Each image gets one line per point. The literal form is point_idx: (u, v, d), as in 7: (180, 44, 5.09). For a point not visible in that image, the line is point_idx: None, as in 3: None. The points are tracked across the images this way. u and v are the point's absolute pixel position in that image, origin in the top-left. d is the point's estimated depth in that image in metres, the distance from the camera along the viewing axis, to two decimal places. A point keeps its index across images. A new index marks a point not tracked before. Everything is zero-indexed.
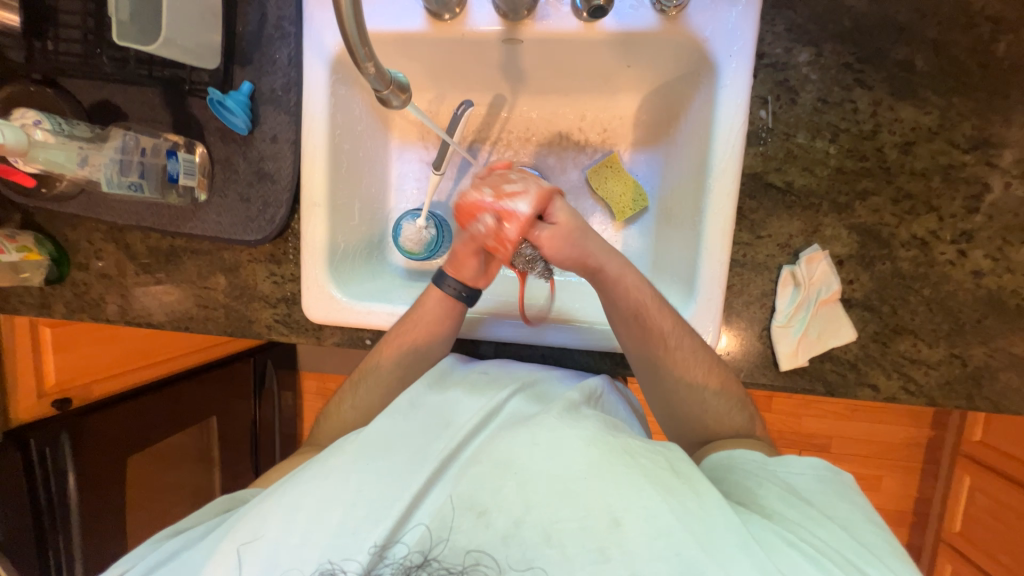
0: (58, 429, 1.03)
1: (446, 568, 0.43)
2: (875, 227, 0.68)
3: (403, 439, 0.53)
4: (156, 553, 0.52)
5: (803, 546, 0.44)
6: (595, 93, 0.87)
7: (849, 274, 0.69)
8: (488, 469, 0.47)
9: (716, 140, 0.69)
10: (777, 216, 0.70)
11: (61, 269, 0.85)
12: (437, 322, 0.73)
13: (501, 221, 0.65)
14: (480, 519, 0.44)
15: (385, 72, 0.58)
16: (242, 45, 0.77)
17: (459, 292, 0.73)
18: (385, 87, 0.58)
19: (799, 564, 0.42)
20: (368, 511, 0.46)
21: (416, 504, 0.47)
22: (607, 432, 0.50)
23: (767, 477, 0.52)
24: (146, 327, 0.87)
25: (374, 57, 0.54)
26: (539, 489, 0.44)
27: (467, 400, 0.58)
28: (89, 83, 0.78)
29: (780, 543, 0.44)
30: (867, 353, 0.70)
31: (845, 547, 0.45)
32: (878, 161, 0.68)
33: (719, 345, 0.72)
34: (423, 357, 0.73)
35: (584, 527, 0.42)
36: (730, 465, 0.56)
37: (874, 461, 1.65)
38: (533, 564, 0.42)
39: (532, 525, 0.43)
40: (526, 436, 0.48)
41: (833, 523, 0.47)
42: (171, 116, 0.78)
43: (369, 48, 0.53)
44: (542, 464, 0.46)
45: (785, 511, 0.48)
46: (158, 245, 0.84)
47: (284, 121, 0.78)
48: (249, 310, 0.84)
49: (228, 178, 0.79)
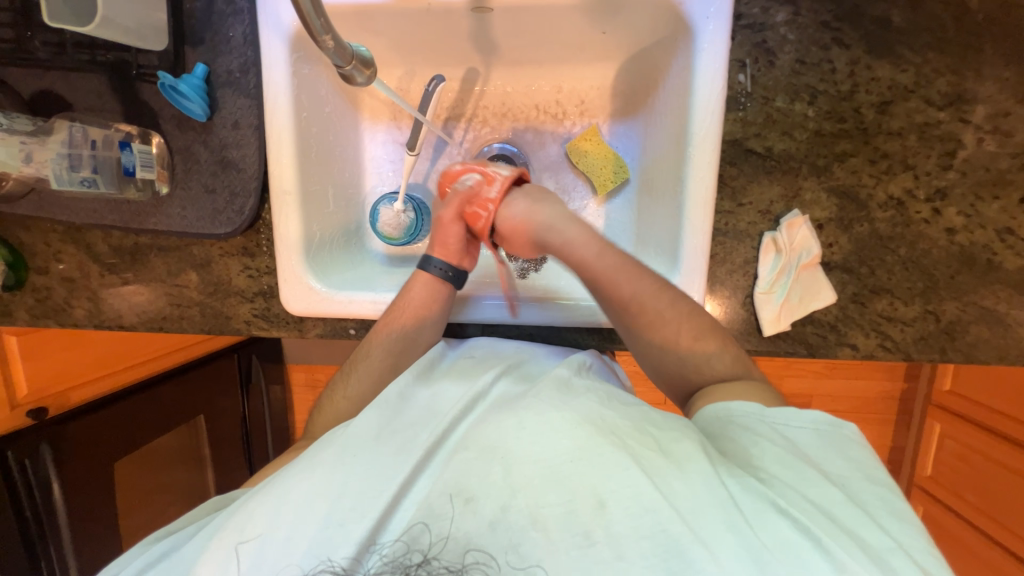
0: (37, 440, 1.01)
1: (446, 566, 0.42)
2: (853, 189, 0.69)
3: (391, 431, 0.52)
4: (147, 554, 0.51)
5: (792, 513, 0.43)
6: (571, 63, 0.84)
7: (829, 237, 0.70)
8: (475, 455, 0.47)
9: (696, 106, 0.67)
10: (757, 182, 0.70)
11: (18, 274, 0.81)
12: (426, 305, 0.72)
13: (484, 180, 0.73)
14: (468, 507, 0.44)
15: (346, 45, 0.54)
16: (192, 24, 0.71)
17: (446, 273, 0.74)
18: (347, 62, 0.55)
19: (783, 533, 0.42)
20: (355, 503, 0.46)
21: (403, 495, 0.47)
22: (597, 411, 0.49)
23: (762, 434, 0.51)
24: (117, 330, 0.83)
25: (332, 29, 0.50)
26: (525, 474, 0.45)
27: (451, 388, 0.58)
28: (26, 72, 0.71)
29: (766, 511, 0.43)
30: (846, 314, 0.71)
31: (838, 510, 0.44)
32: (856, 123, 0.67)
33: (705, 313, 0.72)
34: (412, 341, 0.71)
35: (570, 510, 0.43)
36: (727, 420, 0.54)
37: (852, 415, 1.73)
38: (520, 549, 0.42)
39: (519, 510, 0.43)
40: (511, 422, 0.48)
41: (826, 482, 0.45)
42: (121, 104, 0.73)
43: (325, 19, 0.48)
44: (527, 449, 0.46)
45: (777, 471, 0.47)
46: (122, 243, 0.80)
47: (245, 105, 0.73)
48: (225, 307, 0.81)
49: (189, 169, 0.75)
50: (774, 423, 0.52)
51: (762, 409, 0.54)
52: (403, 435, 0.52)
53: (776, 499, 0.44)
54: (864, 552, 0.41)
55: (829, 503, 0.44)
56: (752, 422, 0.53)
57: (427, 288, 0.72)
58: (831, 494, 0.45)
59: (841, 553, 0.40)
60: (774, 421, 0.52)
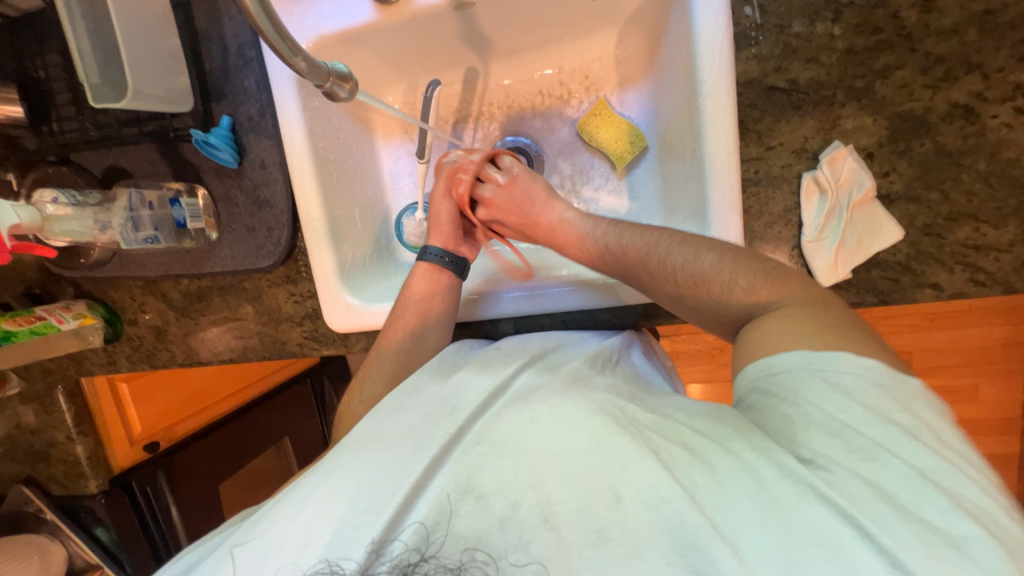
0: (154, 469, 1.16)
1: (444, 564, 0.45)
2: (906, 107, 0.60)
3: (404, 428, 0.57)
4: (182, 563, 0.56)
5: (832, 497, 0.43)
6: (567, 40, 0.82)
7: (883, 166, 0.61)
8: (488, 450, 0.51)
9: (699, 52, 0.62)
10: (786, 121, 0.63)
11: (115, 327, 0.93)
12: (428, 297, 0.77)
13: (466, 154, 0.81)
14: (480, 502, 0.48)
15: (321, 64, 0.57)
16: (215, 81, 0.79)
17: (444, 258, 0.79)
18: (325, 79, 0.57)
19: (821, 520, 0.42)
20: (370, 504, 0.50)
21: (419, 492, 0.50)
22: (612, 404, 0.54)
23: (810, 396, 0.48)
24: (198, 364, 0.94)
25: (301, 51, 0.52)
26: (536, 467, 0.48)
27: (476, 379, 0.62)
28: (95, 154, 0.82)
29: (808, 500, 0.43)
30: (919, 250, 0.62)
31: (892, 484, 0.42)
32: (896, 30, 0.59)
33: None
34: (420, 337, 0.75)
35: (582, 508, 0.46)
36: (766, 378, 0.52)
37: (965, 369, 1.52)
38: (529, 547, 0.45)
39: (529, 507, 0.47)
40: (524, 416, 0.53)
41: (884, 457, 0.43)
42: (169, 165, 0.81)
43: (292, 43, 0.50)
44: (540, 443, 0.50)
45: (828, 448, 0.45)
46: (189, 288, 0.89)
47: (268, 145, 0.79)
48: (279, 333, 0.88)
49: (232, 213, 0.82)
50: (823, 374, 0.48)
51: (811, 360, 0.50)
52: (422, 431, 0.56)
53: (818, 481, 0.43)
54: (921, 535, 0.39)
55: (884, 482, 0.42)
56: (799, 378, 0.49)
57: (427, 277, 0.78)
58: (886, 467, 0.43)
59: (895, 542, 0.40)
60: (825, 376, 0.48)
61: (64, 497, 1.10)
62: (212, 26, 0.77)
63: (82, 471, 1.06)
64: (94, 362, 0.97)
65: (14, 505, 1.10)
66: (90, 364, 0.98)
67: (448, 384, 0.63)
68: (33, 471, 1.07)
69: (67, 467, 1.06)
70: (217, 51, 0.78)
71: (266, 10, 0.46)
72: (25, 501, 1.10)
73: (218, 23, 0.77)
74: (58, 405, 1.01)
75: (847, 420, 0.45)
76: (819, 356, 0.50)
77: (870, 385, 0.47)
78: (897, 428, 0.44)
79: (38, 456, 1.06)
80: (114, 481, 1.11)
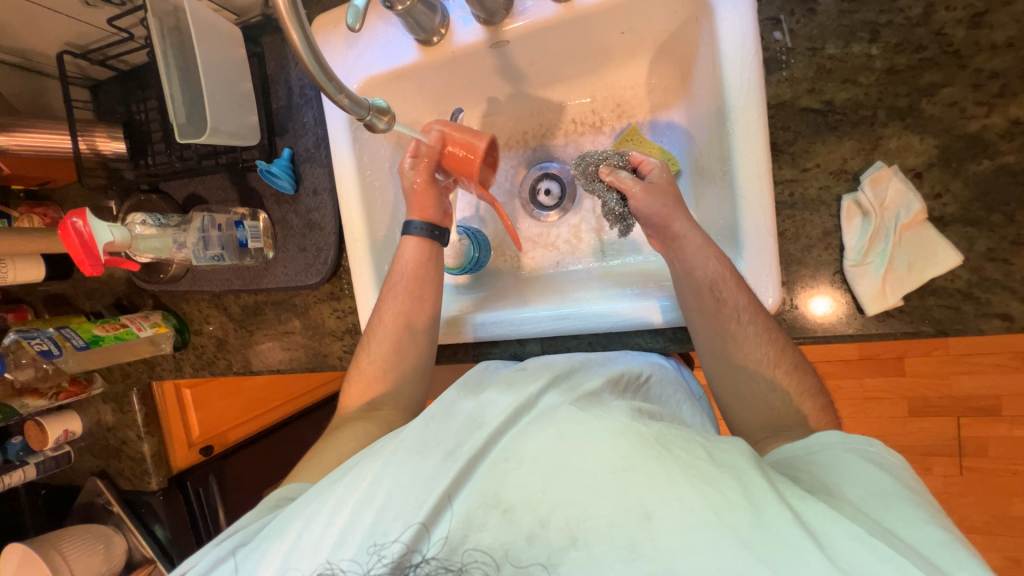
0: (206, 472, 1.25)
1: (444, 565, 0.48)
2: (957, 126, 0.56)
3: (436, 439, 0.57)
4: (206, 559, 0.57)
5: (875, 542, 0.42)
6: (600, 71, 0.83)
7: (934, 186, 0.57)
8: (516, 465, 0.51)
9: (728, 78, 0.62)
10: (822, 142, 0.61)
11: (184, 336, 1.04)
12: (409, 296, 0.79)
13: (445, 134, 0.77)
14: (506, 515, 0.49)
15: (362, 99, 0.59)
16: (279, 118, 0.88)
17: (429, 231, 0.81)
18: (366, 112, 0.59)
19: (864, 559, 0.41)
20: (399, 511, 0.51)
21: (445, 504, 0.51)
22: (635, 422, 0.53)
23: (843, 464, 0.52)
24: (251, 374, 1.02)
25: (345, 88, 0.55)
26: (564, 485, 0.49)
27: (499, 398, 0.61)
28: (178, 183, 0.94)
29: (847, 541, 0.42)
30: (982, 277, 0.57)
31: (929, 545, 0.42)
32: (941, 48, 0.56)
33: (825, 310, 0.62)
34: (407, 334, 0.79)
35: (611, 523, 0.46)
36: (802, 455, 0.56)
37: None
38: (559, 567, 0.46)
39: (558, 525, 0.47)
40: (551, 432, 0.52)
41: (924, 521, 0.44)
42: (237, 193, 0.91)
43: (337, 81, 0.54)
44: (570, 458, 0.50)
45: (864, 506, 0.47)
46: (247, 303, 0.98)
47: (321, 174, 0.88)
48: (322, 346, 0.94)
49: (287, 234, 0.90)
50: (854, 450, 0.53)
51: (842, 437, 0.55)
52: (447, 442, 0.56)
53: (857, 527, 0.43)
54: None
55: (922, 543, 0.43)
56: (832, 452, 0.54)
57: (437, 275, 0.81)
58: (926, 531, 0.44)
59: None
60: (856, 452, 0.53)
61: (130, 492, 1.20)
62: (280, 71, 0.87)
63: (146, 469, 1.15)
64: (164, 367, 1.08)
65: (87, 497, 1.21)
66: (161, 369, 1.09)
67: (480, 401, 0.62)
68: (107, 465, 1.18)
69: (133, 464, 1.16)
70: (283, 92, 0.88)
71: (313, 50, 0.49)
72: (97, 494, 1.20)
73: (285, 68, 0.87)
74: (131, 403, 1.11)
75: (882, 487, 0.48)
76: (851, 438, 0.55)
77: (902, 473, 0.51)
78: (921, 505, 0.47)
79: (111, 452, 1.17)
80: (173, 481, 1.19)
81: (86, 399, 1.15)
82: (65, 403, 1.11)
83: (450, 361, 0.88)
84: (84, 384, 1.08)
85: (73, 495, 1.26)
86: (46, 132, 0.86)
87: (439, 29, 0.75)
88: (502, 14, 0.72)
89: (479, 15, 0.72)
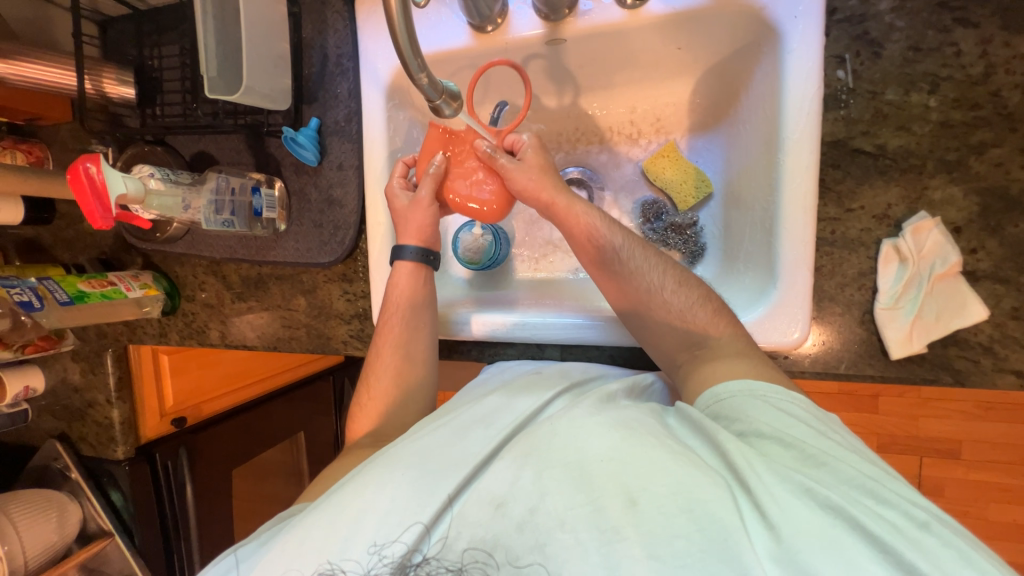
0: (178, 445, 1.18)
1: (446, 566, 0.46)
2: (1000, 185, 0.58)
3: (441, 446, 0.55)
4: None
5: (818, 492, 0.44)
6: (648, 83, 0.82)
7: (971, 242, 0.59)
8: (510, 462, 0.51)
9: (788, 108, 0.62)
10: (870, 185, 0.62)
11: (174, 301, 0.98)
12: (409, 296, 0.76)
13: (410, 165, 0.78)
14: (499, 509, 0.48)
15: (437, 81, 0.55)
16: (310, 85, 0.84)
17: (423, 257, 0.77)
18: (438, 96, 0.55)
19: (813, 516, 0.43)
20: (399, 518, 0.48)
21: (445, 508, 0.49)
22: (631, 418, 0.53)
23: (756, 415, 0.53)
24: (242, 348, 0.97)
25: (426, 66, 0.51)
26: (552, 474, 0.48)
27: (510, 404, 0.60)
28: (188, 138, 0.89)
29: (801, 503, 0.44)
30: (1004, 333, 0.59)
31: (854, 486, 0.45)
32: (995, 108, 0.58)
33: (809, 341, 0.64)
34: (411, 340, 0.76)
35: (597, 509, 0.45)
36: (715, 406, 0.57)
37: (1017, 468, 1.43)
38: (546, 549, 0.44)
39: (547, 511, 0.46)
40: (545, 429, 0.53)
41: (845, 459, 0.47)
42: (253, 157, 0.86)
43: (420, 58, 0.50)
44: (556, 451, 0.50)
45: (791, 460, 0.48)
46: (249, 274, 0.93)
47: (349, 149, 0.83)
48: (326, 328, 0.90)
49: (303, 208, 0.86)
50: (762, 396, 0.54)
51: (749, 385, 0.56)
52: (456, 450, 0.54)
53: (803, 480, 0.45)
54: (890, 529, 0.42)
55: (854, 486, 0.45)
56: (741, 400, 0.55)
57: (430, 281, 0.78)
58: (850, 470, 0.46)
59: (873, 527, 0.42)
60: (764, 399, 0.54)
61: (92, 459, 1.12)
62: (316, 36, 0.83)
63: (113, 436, 1.08)
64: (147, 331, 1.02)
65: (43, 459, 1.13)
66: (143, 333, 1.02)
67: (482, 406, 0.61)
68: (68, 428, 1.10)
69: (100, 429, 1.09)
70: (317, 58, 0.83)
71: (406, 17, 0.45)
72: (55, 457, 1.12)
73: (322, 33, 0.83)
74: (104, 365, 1.05)
75: (797, 433, 0.50)
76: (759, 385, 0.56)
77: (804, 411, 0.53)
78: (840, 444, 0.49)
79: (75, 414, 1.09)
80: (139, 451, 1.13)
81: (54, 356, 1.06)
82: (30, 358, 1.02)
83: (462, 357, 0.85)
84: (54, 340, 0.99)
85: (27, 456, 1.17)
86: (48, 64, 0.79)
87: (496, 18, 0.73)
88: (564, 12, 0.71)
89: (541, 8, 0.70)
